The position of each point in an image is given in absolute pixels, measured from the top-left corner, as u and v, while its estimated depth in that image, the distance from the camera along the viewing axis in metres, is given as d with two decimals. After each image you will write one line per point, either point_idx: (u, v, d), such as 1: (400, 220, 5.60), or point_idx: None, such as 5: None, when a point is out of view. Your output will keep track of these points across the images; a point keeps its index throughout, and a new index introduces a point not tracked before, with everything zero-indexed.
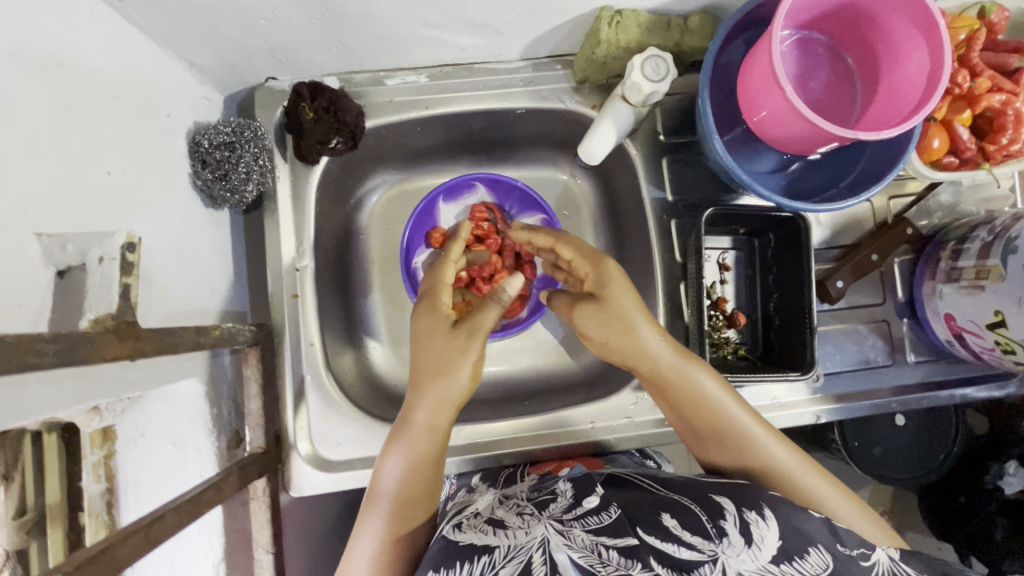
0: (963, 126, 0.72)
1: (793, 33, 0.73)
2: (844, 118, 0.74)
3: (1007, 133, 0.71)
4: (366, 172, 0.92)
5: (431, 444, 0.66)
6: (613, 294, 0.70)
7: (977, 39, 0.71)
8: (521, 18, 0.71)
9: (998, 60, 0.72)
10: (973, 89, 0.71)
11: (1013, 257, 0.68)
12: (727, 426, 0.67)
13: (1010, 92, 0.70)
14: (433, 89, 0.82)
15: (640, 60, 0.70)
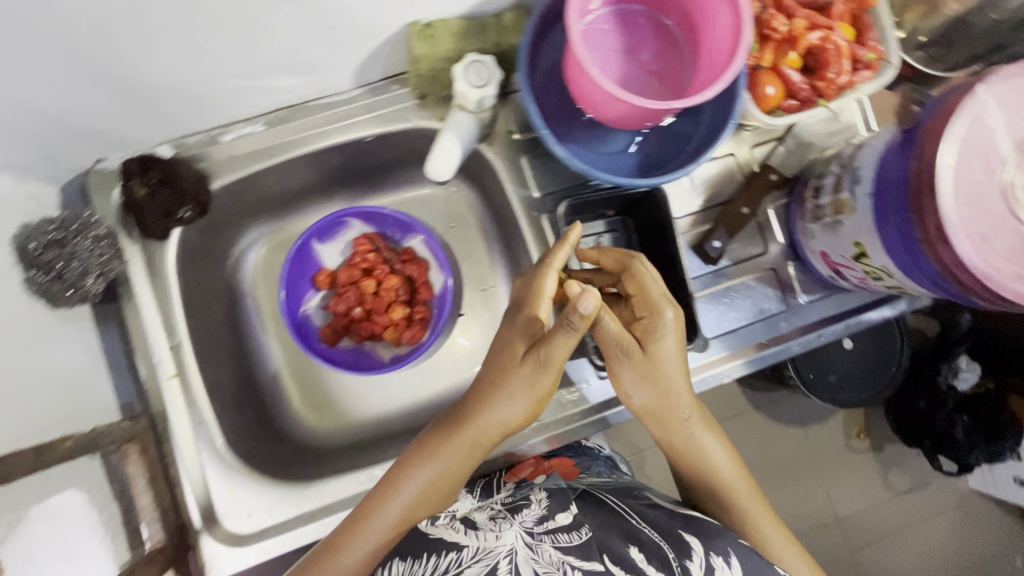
0: (792, 68, 0.73)
1: (610, 10, 0.73)
2: (678, 84, 0.74)
3: (833, 67, 0.71)
4: (235, 230, 0.89)
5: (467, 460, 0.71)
6: (659, 342, 0.68)
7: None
8: (332, 51, 0.69)
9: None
10: (791, 31, 0.71)
11: (859, 187, 0.69)
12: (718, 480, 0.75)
13: (826, 28, 0.71)
14: (274, 136, 0.79)
15: (461, 68, 0.69)
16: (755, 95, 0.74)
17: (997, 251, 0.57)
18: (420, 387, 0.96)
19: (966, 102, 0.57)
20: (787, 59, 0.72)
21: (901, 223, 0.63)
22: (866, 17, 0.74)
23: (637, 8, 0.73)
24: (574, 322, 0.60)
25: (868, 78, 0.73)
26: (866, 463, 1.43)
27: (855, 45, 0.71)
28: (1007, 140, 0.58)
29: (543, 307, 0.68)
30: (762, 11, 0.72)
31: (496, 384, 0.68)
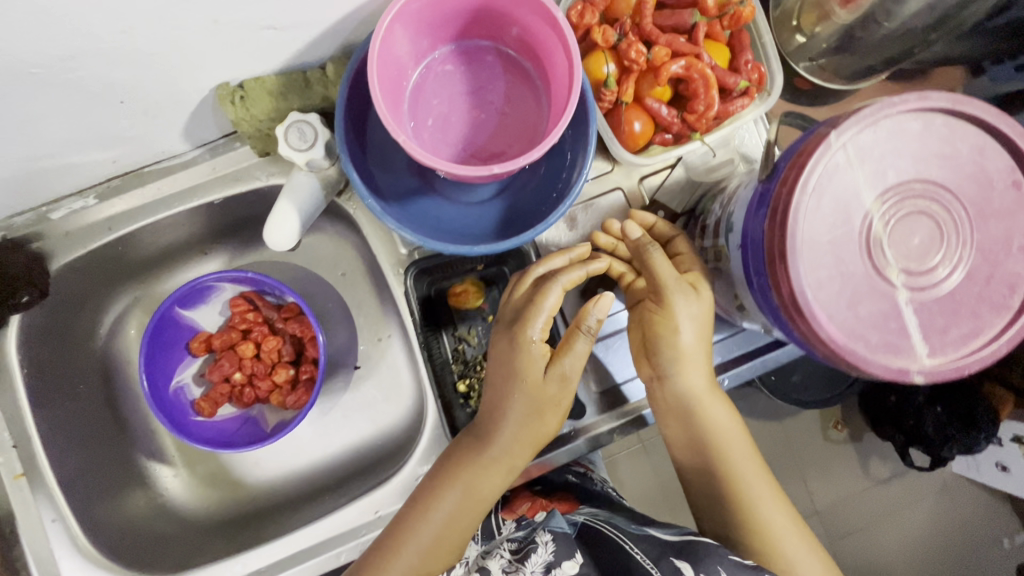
0: (659, 101, 0.66)
1: (452, 49, 0.65)
2: (533, 126, 0.66)
3: (701, 99, 0.64)
4: (100, 303, 0.84)
5: (498, 480, 0.67)
6: (677, 311, 0.63)
7: (644, 4, 0.63)
8: (139, 121, 0.62)
9: (674, 21, 0.64)
10: (652, 60, 0.64)
11: (732, 237, 0.62)
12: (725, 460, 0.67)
13: (692, 55, 0.64)
14: (109, 207, 0.73)
15: (282, 130, 0.62)
16: (623, 133, 0.67)
17: (862, 319, 0.51)
18: (318, 450, 0.91)
19: (817, 154, 0.50)
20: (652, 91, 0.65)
21: (762, 287, 0.55)
22: (741, 36, 0.66)
23: (482, 43, 0.65)
24: (590, 328, 0.65)
25: (743, 107, 0.66)
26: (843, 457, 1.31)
27: (725, 72, 0.64)
28: (869, 191, 0.50)
29: (536, 328, 0.65)
30: (620, 38, 0.64)
31: (499, 402, 0.66)
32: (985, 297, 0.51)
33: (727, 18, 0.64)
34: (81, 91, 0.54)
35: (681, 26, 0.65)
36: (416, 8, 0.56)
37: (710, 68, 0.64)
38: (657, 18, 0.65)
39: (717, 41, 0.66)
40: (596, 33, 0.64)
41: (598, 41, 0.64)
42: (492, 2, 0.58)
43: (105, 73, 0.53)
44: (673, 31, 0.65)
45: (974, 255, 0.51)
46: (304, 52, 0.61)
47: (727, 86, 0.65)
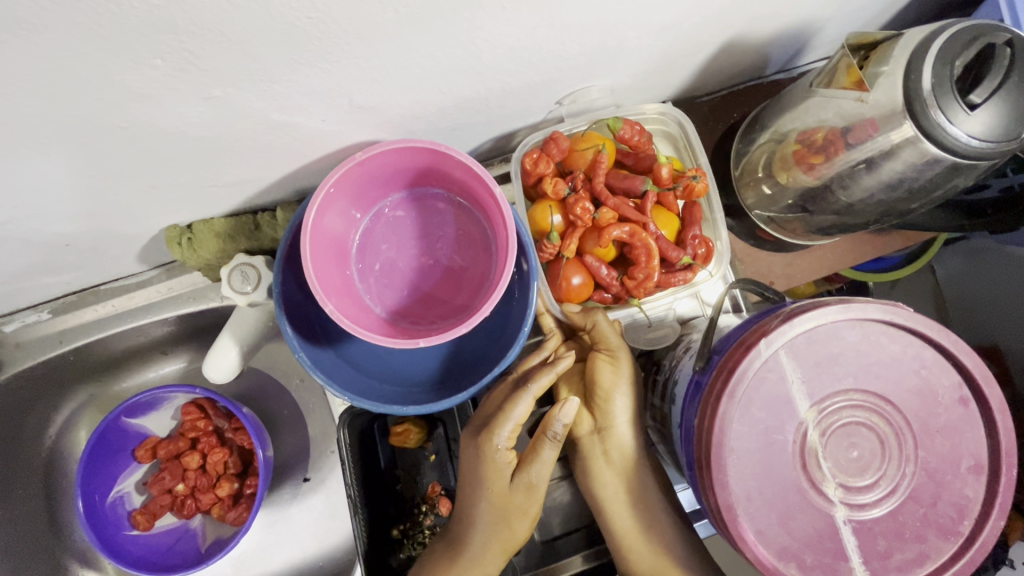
0: (598, 262, 0.66)
1: (405, 196, 0.67)
2: (481, 276, 0.66)
3: (640, 269, 0.64)
4: (48, 407, 0.82)
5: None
6: (627, 369, 0.63)
7: (599, 164, 0.65)
8: (89, 255, 0.64)
9: (627, 185, 0.66)
10: (598, 220, 0.64)
11: (673, 408, 0.59)
12: (661, 531, 0.63)
13: (638, 223, 0.65)
14: (63, 323, 0.74)
15: (226, 272, 0.63)
16: (560, 288, 0.67)
17: (797, 536, 0.47)
18: (257, 566, 0.87)
19: (747, 358, 0.48)
20: (593, 250, 0.66)
21: (694, 483, 0.51)
22: (695, 208, 0.67)
23: (433, 190, 0.66)
24: (557, 434, 0.61)
25: (682, 280, 0.66)
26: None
27: (668, 245, 0.64)
28: (804, 399, 0.48)
29: (502, 435, 0.61)
30: (571, 191, 0.65)
31: (467, 508, 0.64)
32: (931, 520, 0.47)
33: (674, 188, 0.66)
34: (25, 241, 0.55)
35: (631, 191, 0.66)
36: (353, 176, 0.58)
37: (655, 239, 0.64)
38: (611, 178, 0.67)
39: (669, 208, 0.67)
40: (549, 184, 0.65)
41: (549, 191, 0.65)
42: (436, 163, 0.60)
43: (48, 228, 0.54)
44: (625, 192, 0.67)
45: (917, 473, 0.48)
46: (254, 199, 0.63)
47: (669, 259, 0.65)
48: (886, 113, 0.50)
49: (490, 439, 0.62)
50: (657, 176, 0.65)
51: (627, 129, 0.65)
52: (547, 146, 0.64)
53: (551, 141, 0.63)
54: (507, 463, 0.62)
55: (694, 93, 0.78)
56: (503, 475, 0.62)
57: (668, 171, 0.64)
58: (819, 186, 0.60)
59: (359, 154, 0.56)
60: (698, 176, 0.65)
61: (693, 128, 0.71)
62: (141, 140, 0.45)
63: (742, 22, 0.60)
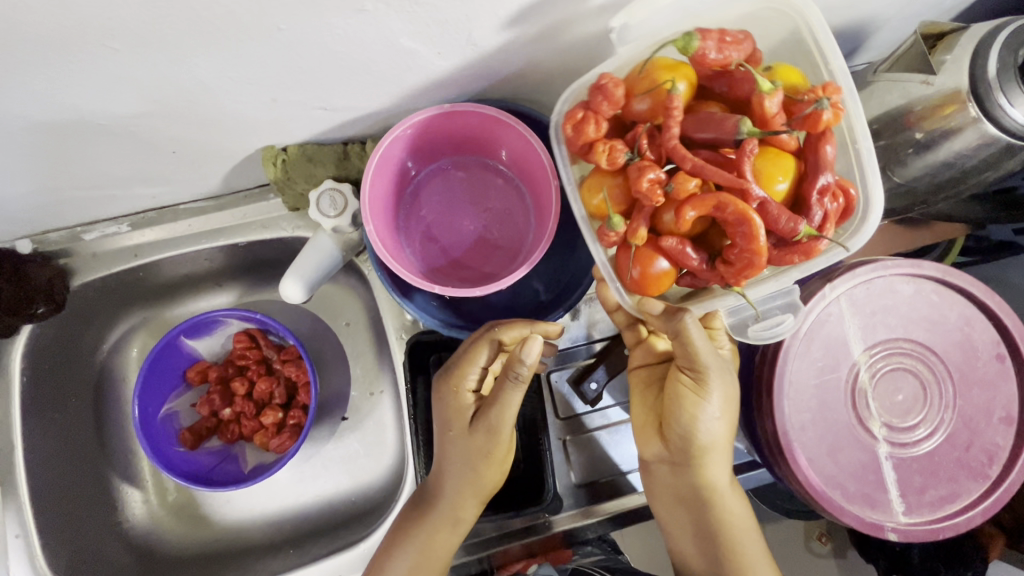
0: (680, 242, 0.53)
1: (471, 160, 0.75)
2: (517, 245, 0.73)
3: (736, 246, 0.51)
4: (107, 323, 0.84)
5: (451, 535, 0.68)
6: (714, 393, 0.55)
7: (669, 107, 0.52)
8: (185, 167, 0.67)
9: (714, 131, 0.52)
10: (676, 188, 0.52)
11: None
12: (732, 539, 0.63)
13: (732, 183, 0.51)
14: (139, 237, 0.77)
15: (315, 195, 0.67)
16: (634, 275, 0.56)
17: (841, 467, 0.52)
18: (293, 495, 0.89)
19: (811, 300, 0.52)
20: (670, 226, 0.54)
21: (749, 417, 0.57)
22: (820, 144, 0.51)
23: (489, 162, 0.75)
24: (519, 376, 0.60)
25: (799, 260, 0.51)
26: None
27: (780, 209, 0.50)
28: (858, 343, 0.53)
29: (467, 381, 0.65)
30: (634, 156, 0.55)
31: (442, 460, 0.67)
32: (963, 463, 0.52)
33: (770, 143, 0.52)
34: (140, 141, 0.58)
35: (721, 140, 0.52)
36: (434, 123, 0.66)
37: (758, 206, 0.51)
38: (690, 125, 0.54)
39: (782, 147, 0.52)
40: (601, 152, 0.55)
41: (604, 160, 0.55)
42: (506, 139, 0.69)
43: (167, 131, 0.58)
44: (713, 142, 0.53)
45: (954, 420, 0.52)
46: (348, 131, 0.67)
47: (780, 231, 0.50)
48: (947, 95, 0.56)
49: (452, 381, 0.65)
50: (761, 114, 0.51)
51: (711, 36, 0.52)
52: (594, 100, 0.54)
53: (599, 92, 0.54)
54: (462, 411, 0.65)
55: None
56: (462, 427, 0.65)
57: (776, 104, 0.50)
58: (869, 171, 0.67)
59: (446, 106, 0.64)
60: (825, 100, 0.49)
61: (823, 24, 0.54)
62: (288, 48, 0.49)
63: (818, 9, 0.65)
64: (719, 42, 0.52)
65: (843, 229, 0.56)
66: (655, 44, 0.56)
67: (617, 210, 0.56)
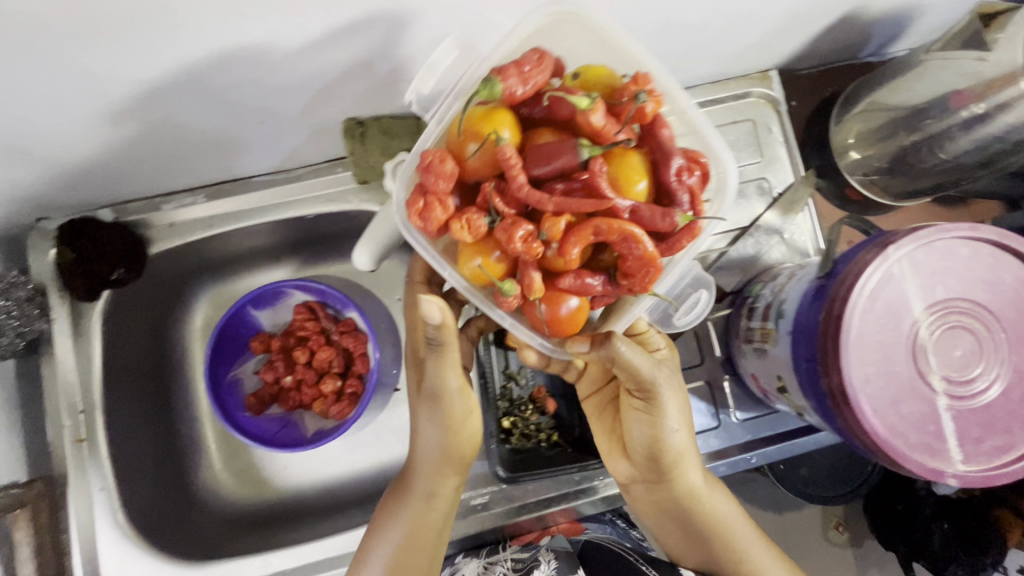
0: (578, 277, 0.56)
1: None
2: None
3: (627, 252, 0.53)
4: (176, 291, 0.88)
5: (434, 512, 0.70)
6: (666, 405, 0.64)
7: (506, 157, 0.52)
8: (268, 137, 0.70)
9: (561, 162, 0.53)
10: (551, 233, 0.53)
11: (782, 321, 0.67)
12: (709, 518, 0.71)
13: (602, 201, 0.53)
14: (214, 207, 0.81)
15: (392, 167, 0.70)
16: (549, 316, 0.57)
17: (902, 417, 0.55)
18: (349, 462, 0.91)
19: (876, 260, 0.55)
20: (559, 264, 0.55)
21: (813, 372, 0.60)
22: (658, 129, 0.54)
23: None
24: (431, 334, 0.61)
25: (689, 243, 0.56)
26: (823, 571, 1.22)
27: (656, 212, 0.54)
28: (919, 301, 0.56)
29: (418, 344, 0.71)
30: (495, 215, 0.55)
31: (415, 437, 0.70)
32: (1018, 415, 0.56)
33: (613, 158, 0.55)
34: (238, 107, 0.62)
35: (567, 168, 0.54)
36: None
37: (630, 217, 0.54)
38: (531, 164, 0.54)
39: (623, 152, 0.55)
40: (459, 228, 0.55)
41: (467, 233, 0.55)
42: None
43: (265, 98, 0.61)
44: (559, 170, 0.54)
45: (1010, 375, 0.56)
46: None
47: (662, 228, 0.55)
48: (1005, 71, 0.60)
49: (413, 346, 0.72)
50: (592, 131, 0.53)
51: (511, 73, 0.52)
52: (429, 182, 0.54)
53: (430, 175, 0.54)
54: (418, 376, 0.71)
55: (797, 66, 0.86)
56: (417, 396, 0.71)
57: (599, 116, 0.52)
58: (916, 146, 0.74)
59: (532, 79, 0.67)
60: (640, 93, 0.52)
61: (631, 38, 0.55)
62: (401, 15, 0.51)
63: None
64: (520, 75, 0.53)
65: (713, 196, 0.61)
66: (466, 90, 0.56)
67: (505, 271, 0.57)
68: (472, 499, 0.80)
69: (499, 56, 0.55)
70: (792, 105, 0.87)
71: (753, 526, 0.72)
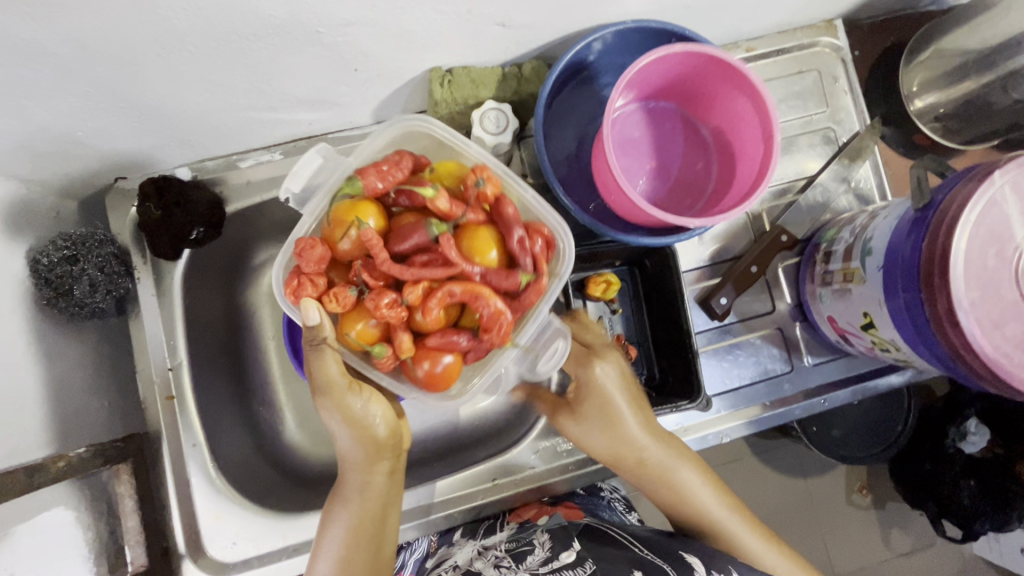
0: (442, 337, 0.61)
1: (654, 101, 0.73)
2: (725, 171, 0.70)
3: (480, 310, 0.59)
4: (245, 251, 0.84)
5: (370, 501, 0.66)
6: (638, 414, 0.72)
7: (370, 241, 0.57)
8: (353, 89, 0.70)
9: (414, 240, 0.59)
10: (410, 300, 0.58)
11: (870, 258, 0.68)
12: (693, 500, 0.73)
13: (455, 271, 0.59)
14: (289, 165, 0.81)
15: (480, 115, 0.73)
16: (422, 372, 0.61)
17: (1008, 339, 0.56)
18: None
19: (981, 187, 0.56)
20: (428, 325, 0.60)
21: (911, 301, 0.62)
22: (503, 208, 0.61)
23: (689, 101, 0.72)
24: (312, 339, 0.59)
25: (538, 299, 0.63)
26: (863, 527, 1.25)
27: (497, 276, 0.60)
28: (1021, 227, 0.57)
29: None
30: (361, 290, 0.60)
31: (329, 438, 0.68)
32: None
33: (461, 234, 0.61)
34: (336, 53, 0.62)
35: (422, 244, 0.60)
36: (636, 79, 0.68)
37: (480, 279, 0.60)
38: (394, 244, 0.60)
39: (472, 227, 0.61)
40: (330, 300, 0.59)
41: (338, 306, 0.60)
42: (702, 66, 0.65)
43: (364, 42, 0.61)
44: (415, 247, 0.60)
45: None
46: (509, 53, 0.71)
47: (507, 288, 0.61)
48: None
49: None
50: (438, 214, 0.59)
51: (371, 174, 0.59)
52: (302, 266, 0.59)
53: (301, 256, 0.58)
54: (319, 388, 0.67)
55: (860, 15, 0.87)
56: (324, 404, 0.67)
57: (444, 203, 0.59)
58: (987, 91, 0.78)
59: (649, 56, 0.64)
60: (479, 179, 0.60)
61: (460, 135, 0.63)
62: None
63: None
64: (380, 173, 0.59)
65: (557, 257, 0.66)
66: (331, 189, 0.63)
67: (380, 335, 0.61)
68: (562, 444, 0.84)
69: (364, 157, 0.63)
70: (854, 55, 0.88)
71: (719, 489, 0.75)
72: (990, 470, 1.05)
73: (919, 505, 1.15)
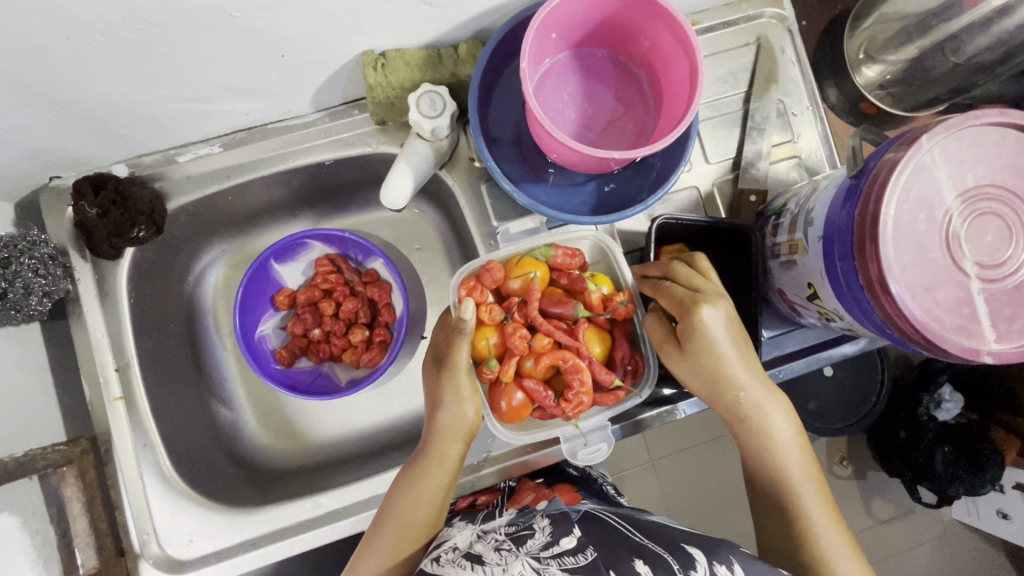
0: (536, 384, 0.71)
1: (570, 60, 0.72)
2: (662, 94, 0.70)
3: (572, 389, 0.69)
4: (193, 249, 0.86)
5: (442, 475, 0.70)
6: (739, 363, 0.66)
7: (533, 290, 0.72)
8: (285, 77, 0.69)
9: (560, 309, 0.72)
10: (540, 347, 0.71)
11: (811, 228, 0.69)
12: (782, 471, 0.69)
13: (572, 346, 0.71)
14: (230, 158, 0.79)
15: (416, 98, 0.72)
16: (501, 405, 0.71)
17: (939, 302, 0.56)
18: (382, 411, 0.91)
19: (908, 152, 0.56)
20: (533, 377, 0.71)
21: (847, 270, 0.62)
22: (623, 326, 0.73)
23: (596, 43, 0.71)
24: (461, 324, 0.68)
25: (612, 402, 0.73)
26: (839, 495, 1.27)
27: (599, 368, 0.71)
28: (951, 191, 0.57)
29: (439, 333, 0.76)
30: (507, 318, 0.72)
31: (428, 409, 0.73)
32: None
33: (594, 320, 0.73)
34: (259, 40, 0.60)
35: (565, 315, 0.73)
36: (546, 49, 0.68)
37: (587, 365, 0.71)
38: (546, 302, 0.73)
39: (598, 325, 0.74)
40: (484, 311, 0.72)
41: (486, 317, 0.72)
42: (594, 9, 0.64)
43: (286, 27, 0.59)
44: (559, 316, 0.73)
45: None
46: (445, 34, 0.70)
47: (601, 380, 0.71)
48: None
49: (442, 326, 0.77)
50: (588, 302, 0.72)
51: (562, 254, 0.74)
52: (482, 276, 0.72)
53: (484, 271, 0.72)
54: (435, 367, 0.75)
55: None
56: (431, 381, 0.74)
57: (596, 299, 0.72)
58: (920, 57, 0.81)
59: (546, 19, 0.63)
60: (625, 300, 0.72)
61: (622, 255, 0.75)
62: None
63: None
64: (567, 255, 0.74)
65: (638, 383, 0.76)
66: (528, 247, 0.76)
67: (495, 355, 0.73)
68: None
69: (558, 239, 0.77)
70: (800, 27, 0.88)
71: (812, 466, 0.70)
72: (961, 436, 1.08)
73: (892, 471, 1.16)
